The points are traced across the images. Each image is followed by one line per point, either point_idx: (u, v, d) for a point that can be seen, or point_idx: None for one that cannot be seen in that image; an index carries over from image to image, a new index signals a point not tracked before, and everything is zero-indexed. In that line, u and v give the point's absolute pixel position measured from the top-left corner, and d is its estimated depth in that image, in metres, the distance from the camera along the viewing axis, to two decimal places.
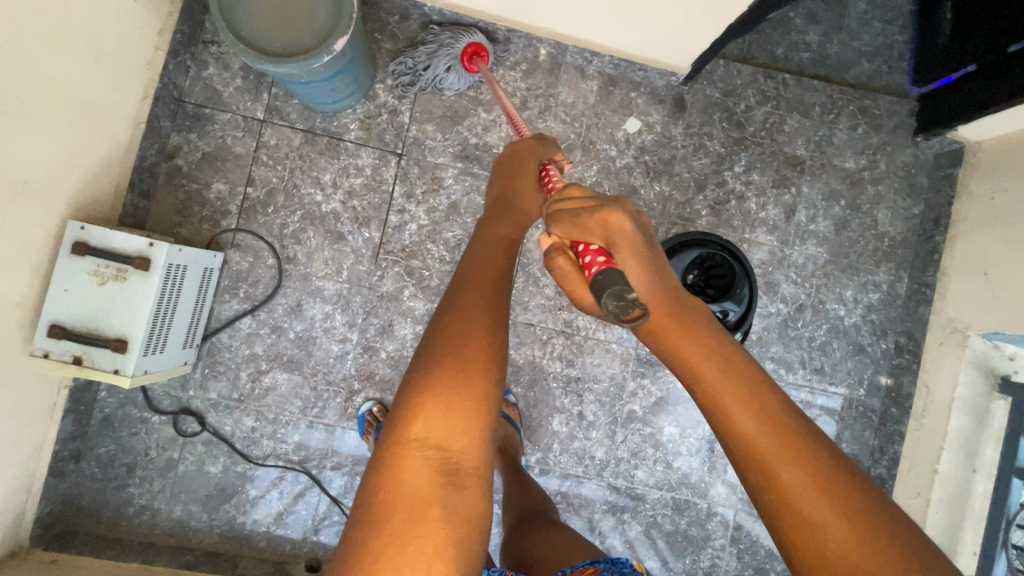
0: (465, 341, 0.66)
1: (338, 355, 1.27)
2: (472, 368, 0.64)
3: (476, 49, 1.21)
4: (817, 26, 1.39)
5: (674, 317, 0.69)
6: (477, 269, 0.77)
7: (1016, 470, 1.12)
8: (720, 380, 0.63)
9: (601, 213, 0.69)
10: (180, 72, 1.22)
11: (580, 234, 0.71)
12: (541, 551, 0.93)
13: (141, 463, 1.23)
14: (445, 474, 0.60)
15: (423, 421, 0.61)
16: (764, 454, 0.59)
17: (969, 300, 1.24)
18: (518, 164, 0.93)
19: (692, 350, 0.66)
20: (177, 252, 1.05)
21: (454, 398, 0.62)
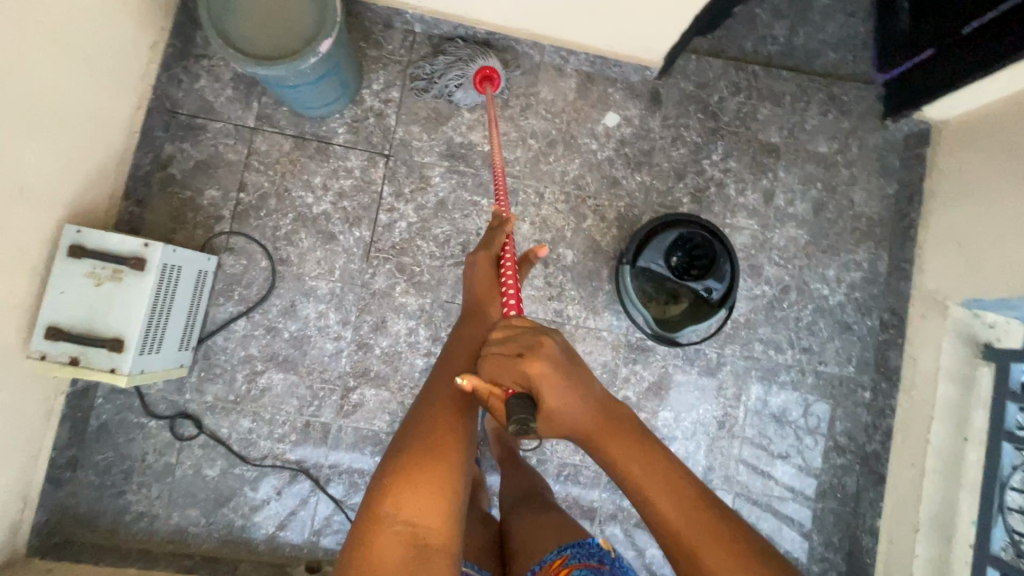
0: (438, 431, 0.69)
1: (332, 353, 1.28)
2: (444, 456, 0.66)
3: (488, 73, 1.26)
4: (782, 20, 1.46)
5: (614, 429, 0.67)
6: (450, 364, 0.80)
7: (1006, 434, 1.13)
8: (660, 489, 0.63)
9: (520, 361, 0.65)
10: (173, 84, 1.27)
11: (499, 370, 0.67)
12: (522, 535, 0.96)
13: (138, 469, 1.23)
14: (413, 556, 0.60)
15: (398, 498, 0.63)
16: (700, 555, 0.60)
17: (947, 271, 1.27)
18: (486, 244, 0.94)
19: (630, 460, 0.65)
20: (172, 253, 1.08)
21: (426, 481, 0.64)
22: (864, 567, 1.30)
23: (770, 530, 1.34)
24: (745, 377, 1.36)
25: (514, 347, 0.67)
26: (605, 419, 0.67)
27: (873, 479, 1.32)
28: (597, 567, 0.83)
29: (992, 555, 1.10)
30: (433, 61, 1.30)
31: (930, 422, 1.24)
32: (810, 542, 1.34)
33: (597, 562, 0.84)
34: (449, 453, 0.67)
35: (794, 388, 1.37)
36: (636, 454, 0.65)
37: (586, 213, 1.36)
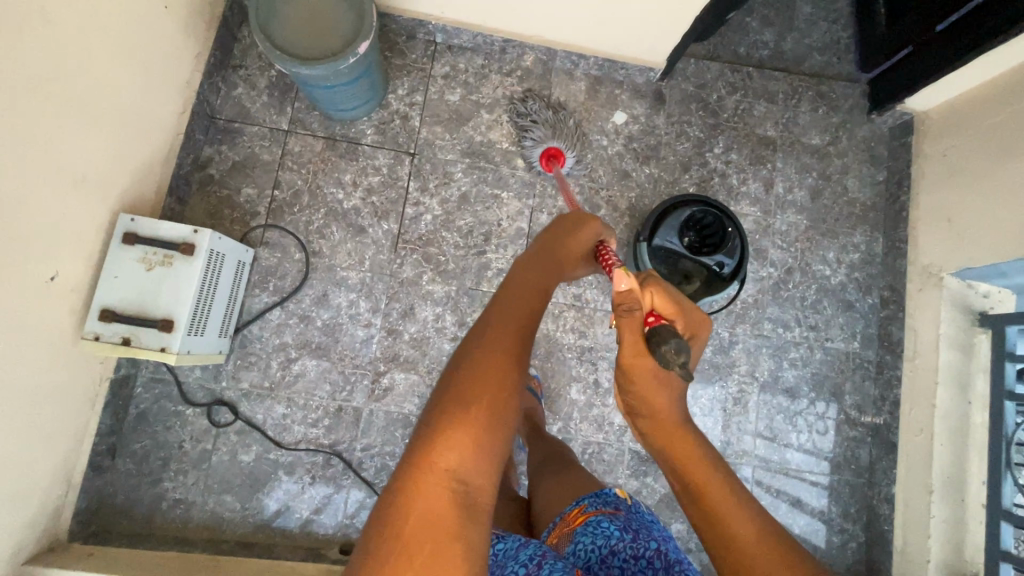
0: (494, 378, 0.61)
1: (363, 339, 1.34)
2: (498, 409, 0.60)
3: (556, 158, 1.38)
4: (771, 28, 1.60)
5: (693, 441, 0.70)
6: (515, 301, 0.71)
7: (1007, 394, 1.19)
8: (732, 511, 0.63)
9: (694, 316, 0.74)
10: (213, 92, 1.37)
11: (663, 298, 0.73)
12: (550, 495, 0.97)
13: (175, 456, 1.26)
14: (460, 511, 0.56)
15: (454, 451, 0.57)
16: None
17: (938, 246, 1.36)
18: (575, 225, 0.91)
19: (707, 475, 0.66)
20: (218, 240, 1.14)
21: (483, 436, 0.58)
22: (884, 535, 1.33)
23: (790, 502, 1.38)
24: (757, 354, 1.42)
25: (684, 302, 0.74)
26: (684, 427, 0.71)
27: (885, 448, 1.37)
28: (612, 511, 0.81)
29: (1004, 510, 1.16)
30: (534, 107, 1.42)
31: (935, 388, 1.30)
32: (830, 514, 1.38)
33: (612, 508, 0.82)
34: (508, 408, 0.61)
35: (804, 364, 1.43)
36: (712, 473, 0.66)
37: (600, 203, 1.45)
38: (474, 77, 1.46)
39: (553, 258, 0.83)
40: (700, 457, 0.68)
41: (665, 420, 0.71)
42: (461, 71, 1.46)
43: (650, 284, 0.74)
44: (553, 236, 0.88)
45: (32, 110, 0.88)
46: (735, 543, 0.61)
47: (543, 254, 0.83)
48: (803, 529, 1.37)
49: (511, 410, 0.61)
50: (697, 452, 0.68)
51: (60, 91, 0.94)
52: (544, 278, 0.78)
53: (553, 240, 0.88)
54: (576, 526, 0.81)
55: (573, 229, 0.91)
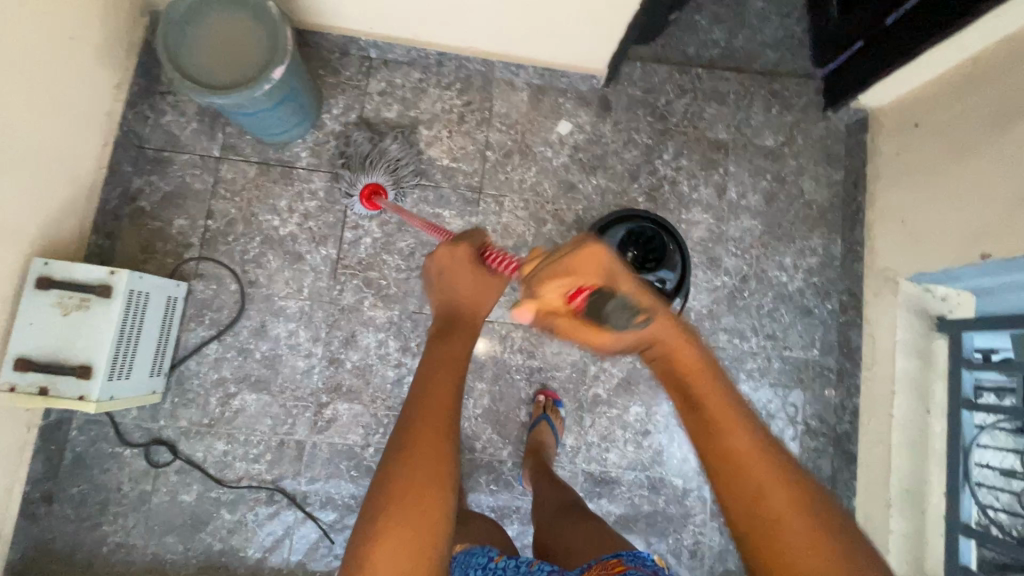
0: (415, 477, 0.62)
1: (304, 370, 1.30)
2: (416, 510, 0.61)
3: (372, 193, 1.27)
4: (721, 25, 1.54)
5: (690, 352, 0.69)
6: (437, 383, 0.71)
7: (965, 403, 1.16)
8: (725, 417, 0.62)
9: (580, 254, 0.73)
10: (139, 121, 1.32)
11: (556, 280, 0.74)
12: (564, 543, 0.98)
13: (115, 499, 1.23)
14: None
15: (377, 564, 0.58)
16: (753, 479, 0.58)
17: (894, 248, 1.31)
18: (454, 262, 0.86)
19: (704, 382, 0.66)
20: (138, 279, 1.10)
21: (406, 537, 0.59)
22: None
23: None
24: None
25: (566, 254, 0.74)
26: (683, 340, 0.71)
27: (846, 459, 1.34)
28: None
29: (963, 523, 1.12)
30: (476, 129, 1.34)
31: (893, 398, 1.25)
32: None
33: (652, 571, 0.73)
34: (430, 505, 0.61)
35: (763, 375, 1.39)
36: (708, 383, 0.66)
37: (546, 218, 1.40)
38: (411, 92, 1.41)
39: (462, 316, 0.82)
40: (697, 367, 0.67)
41: (665, 341, 0.71)
42: (397, 87, 1.41)
43: (539, 286, 0.74)
44: (457, 292, 0.84)
45: None
46: (729, 453, 0.60)
47: (455, 319, 0.82)
48: None
49: (436, 506, 0.62)
50: (698, 369, 0.67)
51: None
52: (459, 344, 0.77)
53: (452, 288, 0.85)
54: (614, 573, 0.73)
55: (456, 267, 0.86)
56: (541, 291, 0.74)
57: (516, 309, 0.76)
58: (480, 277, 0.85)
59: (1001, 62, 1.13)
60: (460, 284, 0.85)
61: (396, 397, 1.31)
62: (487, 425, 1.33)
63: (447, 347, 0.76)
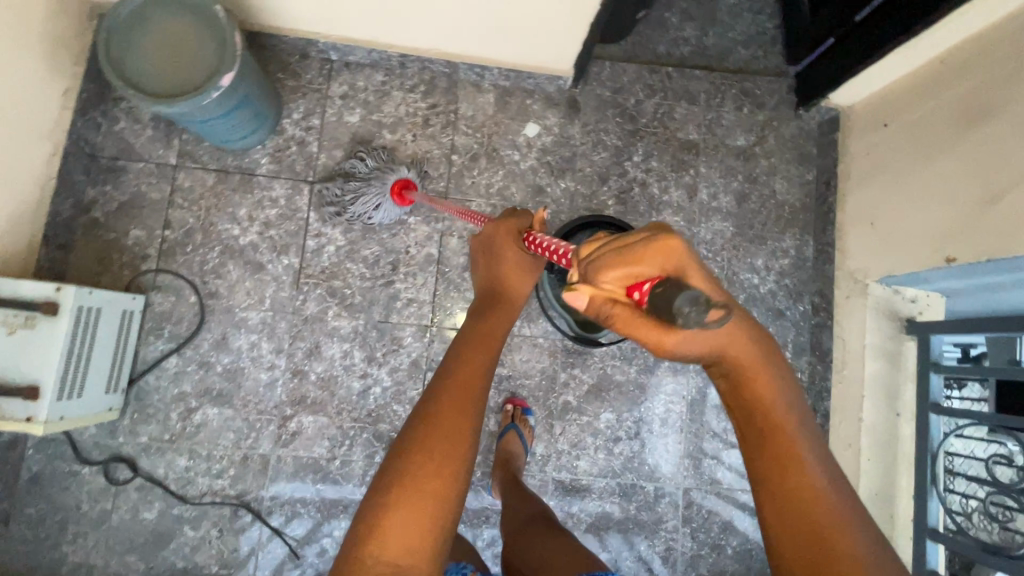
0: (432, 457, 0.62)
1: (267, 383, 1.28)
2: (435, 481, 0.61)
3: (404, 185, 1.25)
4: (692, 22, 1.51)
5: (764, 367, 0.65)
6: (467, 361, 0.70)
7: (932, 406, 1.16)
8: (794, 448, 0.61)
9: (656, 241, 0.59)
10: (91, 129, 1.28)
11: (620, 266, 0.60)
12: (532, 559, 0.97)
13: (74, 518, 1.21)
14: None
15: (386, 537, 0.58)
16: (812, 515, 0.57)
17: (863, 250, 1.30)
18: (498, 244, 0.89)
19: (777, 410, 0.63)
20: (87, 295, 1.07)
21: (416, 514, 0.59)
22: None
23: (723, 522, 1.33)
24: (684, 372, 1.37)
25: (636, 239, 0.60)
26: (760, 365, 0.65)
27: None
28: None
29: (930, 528, 1.13)
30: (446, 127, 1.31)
31: (862, 401, 1.25)
32: None
33: None
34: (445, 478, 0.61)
35: None
36: (776, 395, 0.64)
37: None
38: (374, 95, 1.38)
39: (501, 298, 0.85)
40: (767, 378, 0.65)
41: (738, 357, 0.65)
42: (359, 90, 1.37)
43: (598, 272, 0.61)
44: (499, 276, 0.88)
45: None
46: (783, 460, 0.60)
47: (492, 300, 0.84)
48: (737, 549, 1.33)
49: (449, 488, 0.61)
50: (766, 381, 0.64)
51: None
52: (491, 324, 0.78)
53: (495, 271, 0.88)
54: None
55: (505, 251, 0.89)
56: (602, 277, 0.61)
57: (568, 292, 0.62)
58: (522, 262, 0.88)
59: (969, 61, 1.11)
60: (505, 270, 0.88)
61: (362, 409, 1.29)
62: None
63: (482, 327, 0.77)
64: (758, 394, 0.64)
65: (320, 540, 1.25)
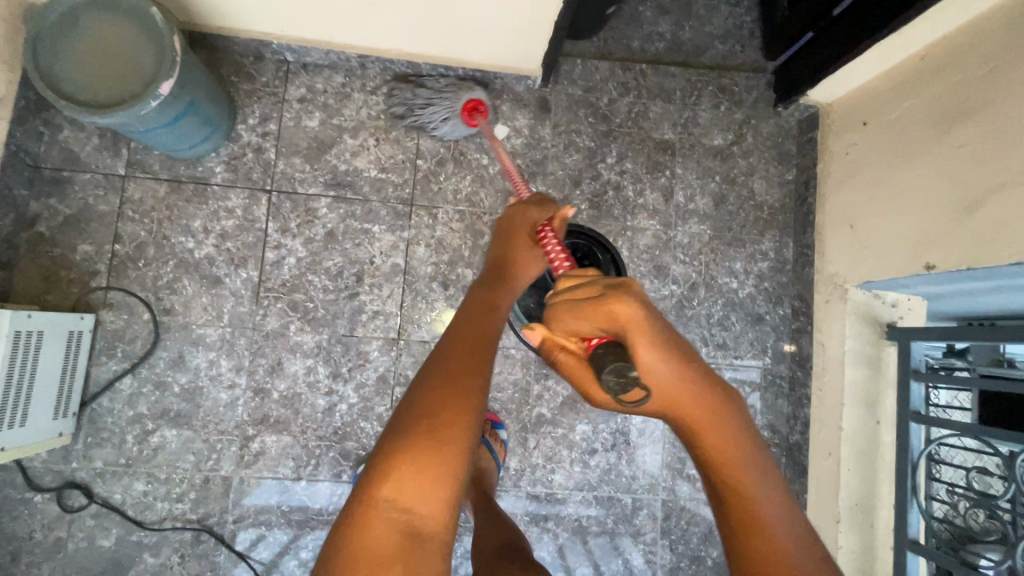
0: (444, 396, 0.55)
1: (227, 402, 1.22)
2: (450, 428, 0.53)
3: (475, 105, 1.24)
4: (667, 16, 1.45)
5: (723, 430, 0.57)
6: (479, 318, 0.65)
7: (912, 414, 1.12)
8: (755, 505, 0.55)
9: (605, 301, 0.56)
10: (33, 139, 1.22)
11: (570, 318, 0.59)
12: None
13: (27, 548, 1.16)
14: (405, 545, 0.50)
15: (396, 481, 0.51)
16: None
17: (842, 253, 1.26)
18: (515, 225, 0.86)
19: (733, 462, 0.57)
20: (26, 318, 1.01)
21: (430, 462, 0.52)
22: None
23: (702, 533, 1.30)
24: None
25: (592, 294, 0.58)
26: (716, 411, 0.58)
27: (797, 470, 1.30)
28: None
29: (911, 540, 1.09)
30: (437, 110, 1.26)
31: (841, 409, 1.21)
32: None
33: None
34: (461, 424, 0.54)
35: None
36: (737, 459, 0.56)
37: (483, 229, 1.32)
38: (334, 98, 1.31)
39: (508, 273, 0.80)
40: (720, 427, 0.57)
41: (686, 413, 0.58)
42: (318, 93, 1.31)
43: (551, 318, 0.62)
44: (512, 253, 0.84)
45: None
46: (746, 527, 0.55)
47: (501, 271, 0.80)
48: (716, 560, 1.30)
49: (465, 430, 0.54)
50: (720, 431, 0.57)
51: None
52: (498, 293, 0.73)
53: (508, 252, 0.85)
54: None
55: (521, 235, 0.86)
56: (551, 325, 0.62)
57: (524, 330, 0.64)
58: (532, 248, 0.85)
59: (949, 57, 1.06)
60: (514, 250, 0.84)
61: (328, 427, 1.24)
62: None
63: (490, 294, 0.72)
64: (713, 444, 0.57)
65: (286, 563, 1.21)
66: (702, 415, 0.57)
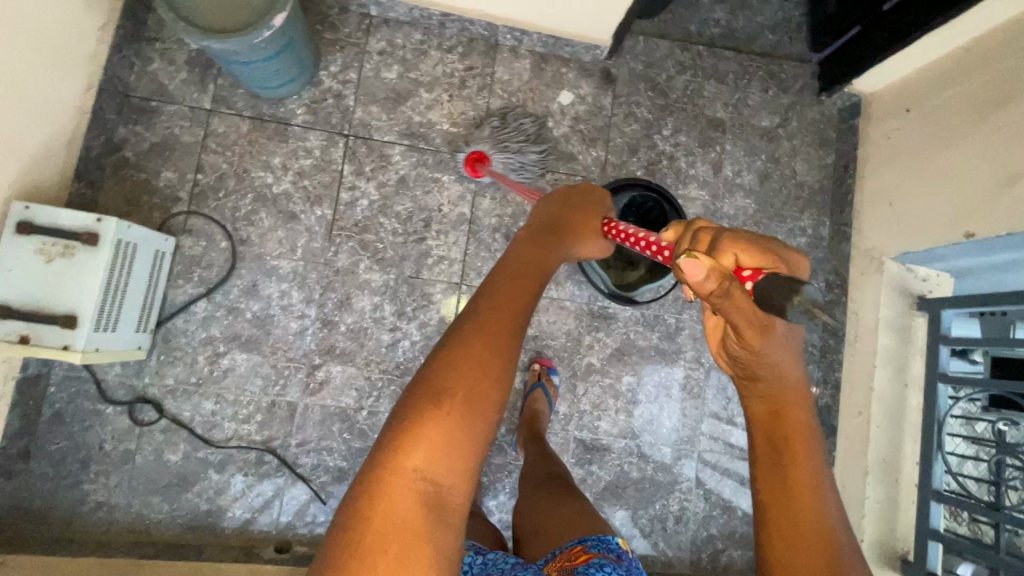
0: (470, 377, 0.60)
1: (297, 331, 1.28)
2: (473, 410, 0.59)
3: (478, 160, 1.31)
4: (723, 5, 1.54)
5: (798, 422, 0.61)
6: (508, 298, 0.68)
7: (941, 376, 1.22)
8: (802, 480, 0.59)
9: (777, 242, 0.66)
10: (125, 67, 1.27)
11: (743, 249, 0.64)
12: (545, 522, 0.97)
13: (96, 457, 1.20)
14: (428, 509, 0.56)
15: (423, 450, 0.57)
16: (794, 542, 0.57)
17: (880, 229, 1.36)
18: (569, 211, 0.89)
19: (797, 445, 0.60)
20: (126, 229, 1.06)
21: (455, 437, 0.58)
22: None
23: (733, 486, 1.39)
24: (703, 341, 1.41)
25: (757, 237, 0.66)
26: (798, 393, 0.62)
27: (826, 431, 1.40)
28: (615, 559, 0.79)
29: (934, 489, 1.19)
30: (515, 123, 1.35)
31: (874, 372, 1.31)
32: None
33: (615, 556, 0.80)
34: (483, 405, 0.60)
35: None
36: (807, 451, 0.60)
37: (545, 186, 1.40)
38: (412, 54, 1.38)
39: (556, 238, 0.84)
40: (793, 407, 0.62)
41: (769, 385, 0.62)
42: (398, 47, 1.38)
43: (722, 245, 0.65)
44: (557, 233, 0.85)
45: None
46: (786, 516, 0.58)
47: (552, 237, 0.84)
48: (745, 511, 1.39)
49: (488, 413, 0.60)
50: (792, 410, 0.62)
51: None
52: (538, 267, 0.76)
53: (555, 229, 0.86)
54: (579, 563, 0.78)
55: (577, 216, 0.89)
56: (721, 250, 0.65)
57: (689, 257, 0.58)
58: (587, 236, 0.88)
59: (990, 51, 1.17)
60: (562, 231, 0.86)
61: (391, 361, 1.30)
62: None
63: (523, 272, 0.74)
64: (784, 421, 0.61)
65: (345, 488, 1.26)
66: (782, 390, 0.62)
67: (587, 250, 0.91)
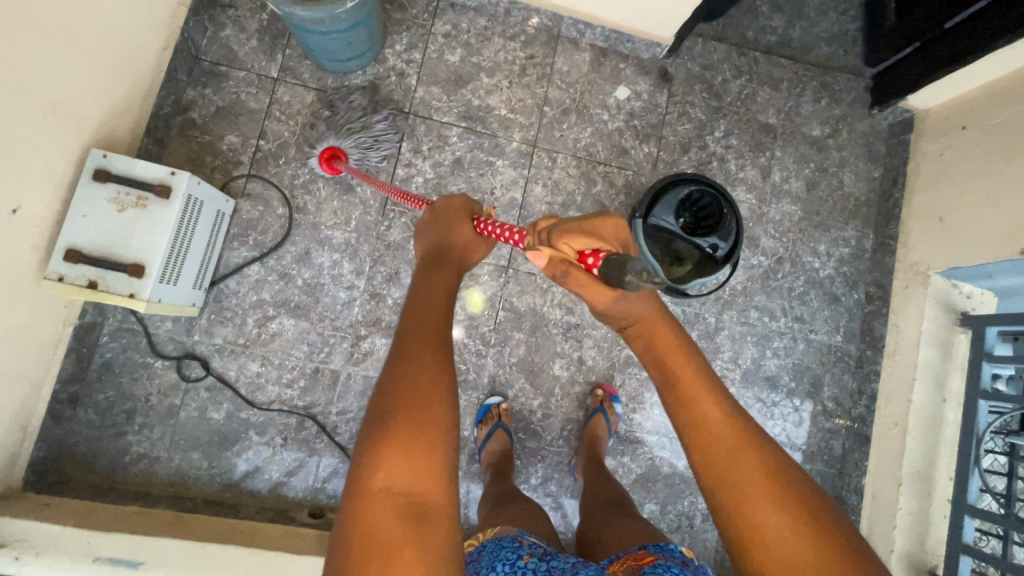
0: (413, 382, 0.57)
1: (345, 301, 1.30)
2: (426, 408, 0.55)
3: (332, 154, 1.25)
4: (781, 13, 1.55)
5: (672, 337, 0.70)
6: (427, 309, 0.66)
7: (982, 393, 1.21)
8: (697, 391, 0.64)
9: (600, 224, 0.70)
10: (199, 31, 1.30)
11: (574, 238, 0.67)
12: (602, 537, 0.94)
13: (142, 409, 1.22)
14: (410, 520, 0.50)
15: (387, 465, 0.52)
16: (718, 444, 0.60)
17: (928, 242, 1.37)
18: (446, 225, 0.83)
19: (682, 368, 0.67)
20: (196, 185, 1.08)
21: (415, 443, 0.53)
22: None
23: None
24: (741, 342, 1.42)
25: (581, 221, 0.70)
26: (662, 316, 0.72)
27: (858, 440, 1.41)
28: (681, 563, 0.72)
29: (970, 504, 1.18)
30: (345, 103, 1.30)
31: (912, 384, 1.32)
32: None
33: (681, 561, 0.73)
34: (438, 401, 0.56)
35: (787, 354, 1.43)
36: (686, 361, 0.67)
37: (596, 178, 1.42)
38: (476, 39, 1.41)
39: (448, 255, 0.79)
40: (665, 331, 0.70)
41: (640, 322, 0.72)
42: (462, 32, 1.40)
43: (555, 238, 0.68)
44: (450, 249, 0.80)
45: (13, 26, 0.82)
46: (701, 432, 0.62)
47: (436, 264, 0.76)
48: None
49: (441, 410, 0.56)
50: (666, 334, 0.70)
51: (43, 14, 0.88)
52: (444, 285, 0.72)
53: (442, 246, 0.80)
54: (643, 564, 0.72)
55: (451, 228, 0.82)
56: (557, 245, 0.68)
57: None
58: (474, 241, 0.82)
59: None
60: (448, 245, 0.80)
61: None
62: (520, 374, 1.35)
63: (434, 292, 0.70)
64: (667, 349, 0.69)
65: None
66: (654, 319, 0.71)
67: (478, 257, 0.84)
